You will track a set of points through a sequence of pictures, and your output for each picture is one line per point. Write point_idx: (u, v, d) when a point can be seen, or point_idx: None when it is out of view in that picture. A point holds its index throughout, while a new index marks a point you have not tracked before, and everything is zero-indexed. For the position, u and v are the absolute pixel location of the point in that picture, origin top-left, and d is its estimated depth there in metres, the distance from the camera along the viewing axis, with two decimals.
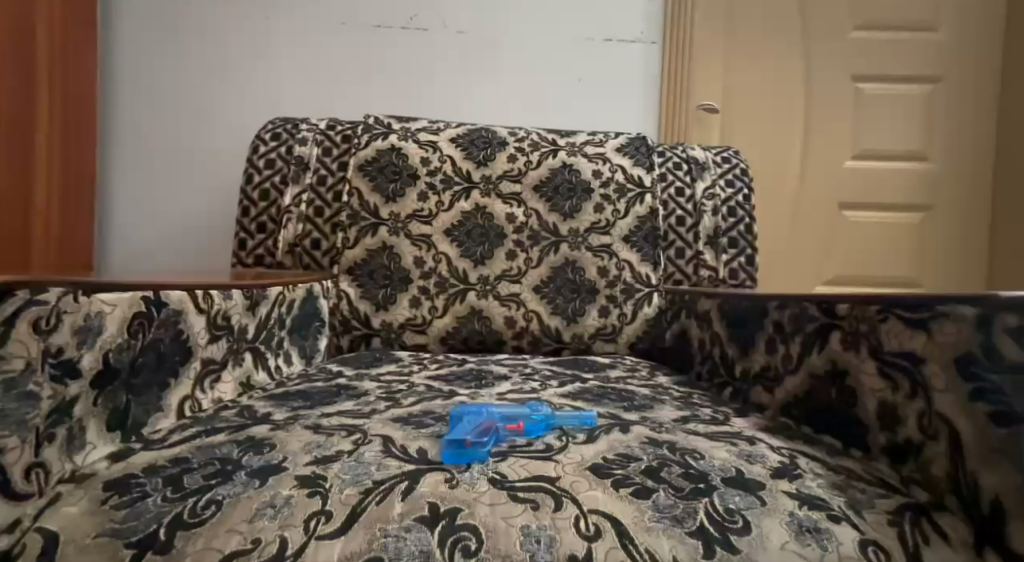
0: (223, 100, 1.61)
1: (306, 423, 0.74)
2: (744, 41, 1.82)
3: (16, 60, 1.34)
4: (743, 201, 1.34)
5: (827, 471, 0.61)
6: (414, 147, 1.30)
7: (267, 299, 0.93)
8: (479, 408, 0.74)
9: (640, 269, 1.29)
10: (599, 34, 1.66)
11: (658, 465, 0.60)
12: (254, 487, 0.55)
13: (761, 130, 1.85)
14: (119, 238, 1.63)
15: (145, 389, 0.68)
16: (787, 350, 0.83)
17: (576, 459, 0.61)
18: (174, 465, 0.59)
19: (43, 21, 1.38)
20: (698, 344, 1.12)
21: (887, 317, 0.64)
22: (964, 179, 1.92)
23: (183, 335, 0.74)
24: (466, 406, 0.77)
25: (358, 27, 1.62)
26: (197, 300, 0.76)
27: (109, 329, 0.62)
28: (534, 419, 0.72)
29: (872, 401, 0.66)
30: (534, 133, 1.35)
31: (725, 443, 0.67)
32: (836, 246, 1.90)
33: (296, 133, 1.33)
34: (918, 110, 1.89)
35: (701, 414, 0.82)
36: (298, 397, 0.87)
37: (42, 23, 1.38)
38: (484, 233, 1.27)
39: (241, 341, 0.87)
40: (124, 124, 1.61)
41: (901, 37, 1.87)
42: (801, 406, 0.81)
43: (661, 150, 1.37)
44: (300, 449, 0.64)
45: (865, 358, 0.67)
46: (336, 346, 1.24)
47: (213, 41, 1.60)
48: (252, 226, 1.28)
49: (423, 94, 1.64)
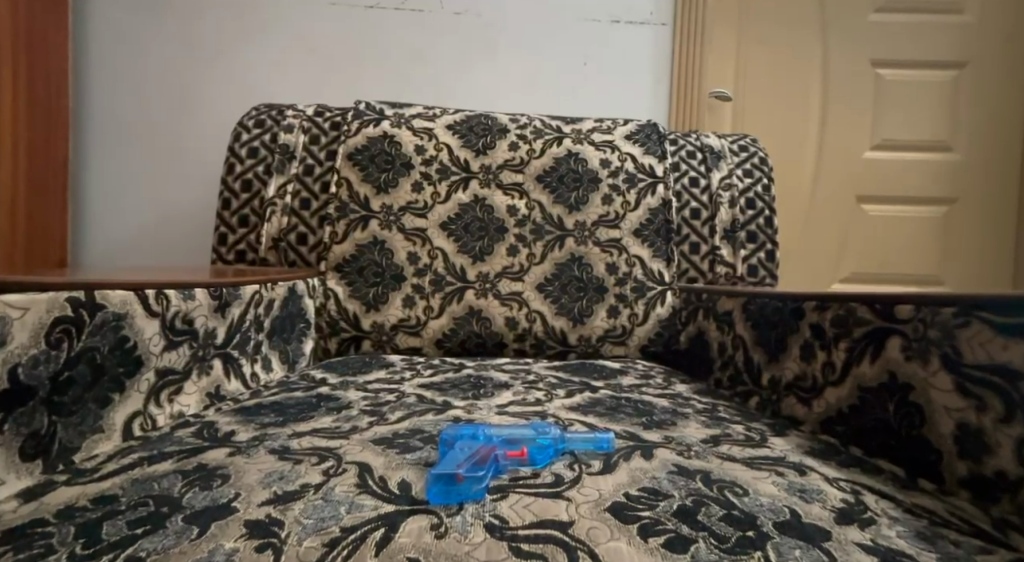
0: (204, 86, 1.50)
1: (273, 445, 0.63)
2: (760, 23, 1.70)
3: None
4: (763, 192, 1.23)
5: (905, 517, 0.53)
6: (407, 134, 1.19)
7: (240, 299, 0.81)
8: (473, 428, 0.63)
9: (652, 266, 1.18)
10: (608, 15, 1.55)
11: (693, 504, 0.52)
12: (188, 539, 0.45)
13: (777, 117, 1.74)
14: (95, 234, 1.51)
15: (77, 410, 0.57)
16: (829, 358, 0.73)
17: (593, 498, 0.52)
18: (96, 507, 0.49)
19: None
20: (717, 348, 1.01)
21: (968, 321, 0.56)
22: (990, 170, 1.79)
23: (129, 344, 0.63)
24: (458, 426, 0.66)
25: (347, 7, 1.50)
26: (148, 302, 0.65)
27: (18, 338, 0.52)
28: (544, 446, 0.61)
29: (947, 421, 0.58)
30: (537, 119, 1.23)
31: (769, 472, 0.59)
32: (855, 240, 1.79)
33: (282, 120, 1.22)
34: (942, 97, 1.77)
35: (733, 432, 0.71)
36: (272, 411, 0.75)
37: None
38: (484, 226, 1.16)
39: (208, 347, 0.76)
40: (101, 110, 1.50)
41: (927, 18, 1.74)
42: (847, 423, 0.70)
43: (673, 137, 1.26)
44: (258, 481, 0.53)
45: (936, 371, 0.59)
46: (322, 350, 1.13)
47: (195, 21, 1.49)
48: (233, 220, 1.17)
49: (417, 79, 1.53)
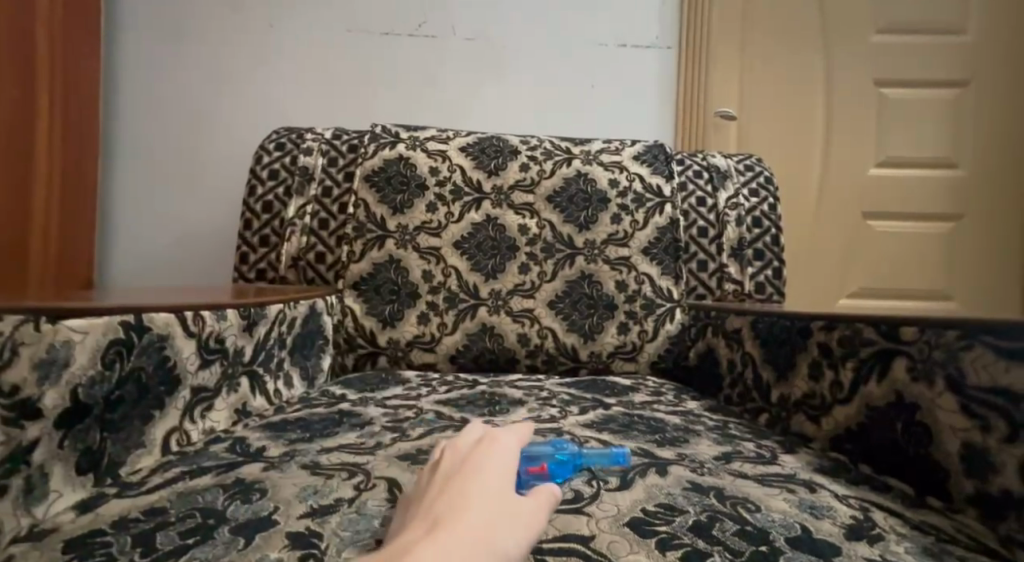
0: (227, 110, 1.54)
1: (304, 460, 0.66)
2: (764, 44, 1.74)
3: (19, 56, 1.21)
4: (768, 211, 1.26)
5: (912, 533, 0.56)
6: (422, 156, 1.23)
7: (266, 318, 0.85)
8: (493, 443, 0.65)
9: (660, 283, 1.21)
10: (614, 39, 1.59)
11: (708, 520, 0.55)
12: (237, 549, 0.48)
13: (781, 135, 1.77)
14: (119, 252, 1.55)
15: (124, 426, 0.61)
16: (837, 378, 0.75)
17: (612, 513, 0.55)
18: (148, 519, 0.52)
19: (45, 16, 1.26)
20: (726, 365, 1.03)
21: (971, 344, 0.59)
22: (994, 188, 1.82)
23: (170, 363, 0.66)
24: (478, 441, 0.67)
25: (364, 34, 1.55)
26: (187, 323, 0.68)
27: (79, 360, 0.55)
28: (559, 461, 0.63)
29: (953, 440, 0.60)
30: (547, 141, 1.27)
31: (780, 490, 0.62)
32: (861, 257, 1.81)
33: (301, 143, 1.25)
34: (945, 116, 1.79)
35: (744, 449, 0.74)
36: (298, 427, 0.78)
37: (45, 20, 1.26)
38: (496, 245, 1.19)
39: (237, 365, 0.79)
40: (126, 132, 1.54)
41: (928, 40, 1.78)
42: (856, 441, 0.73)
43: (680, 157, 1.29)
44: (294, 496, 0.56)
45: (941, 392, 0.62)
46: (340, 366, 1.16)
47: (220, 46, 1.54)
48: (254, 240, 1.20)
49: (429, 102, 1.57)
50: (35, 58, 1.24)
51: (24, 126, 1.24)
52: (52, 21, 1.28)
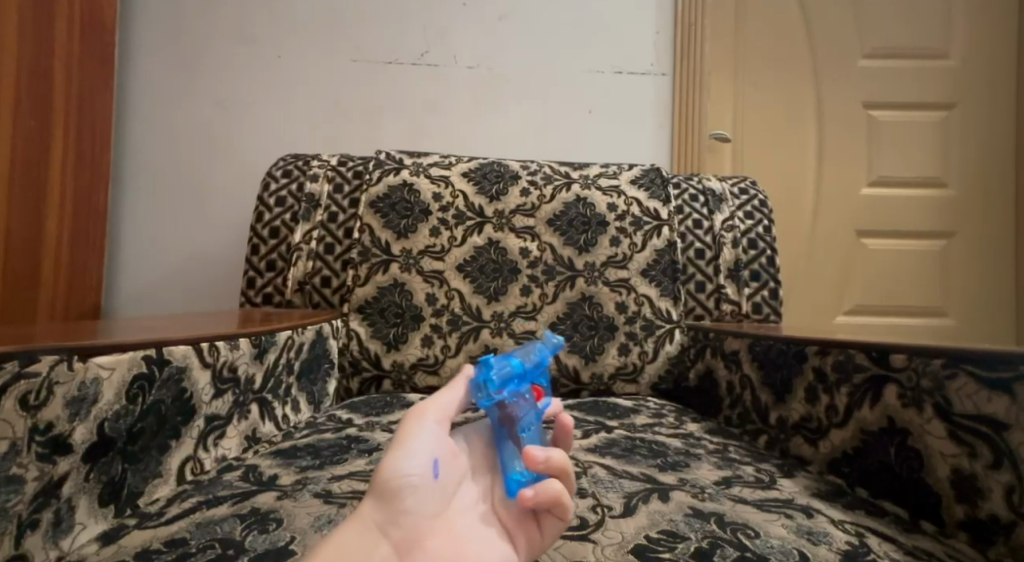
0: (233, 136, 1.57)
1: (316, 489, 0.69)
2: (759, 68, 1.78)
3: (33, 87, 1.24)
4: (764, 233, 1.28)
5: (903, 556, 0.59)
6: (426, 183, 1.25)
7: (276, 344, 0.86)
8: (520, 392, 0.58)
9: (659, 304, 1.23)
10: (610, 66, 1.62)
11: (709, 546, 0.59)
12: None
13: (777, 156, 1.79)
14: (129, 278, 1.57)
15: (144, 457, 0.64)
16: (832, 401, 0.78)
17: (617, 540, 0.60)
18: (170, 550, 0.57)
19: (61, 49, 1.29)
20: (726, 386, 1.05)
21: (955, 372, 0.63)
22: (988, 205, 1.84)
23: (186, 394, 0.69)
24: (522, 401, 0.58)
25: (368, 63, 1.59)
26: (203, 353, 0.70)
27: (105, 396, 0.59)
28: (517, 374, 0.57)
29: (943, 466, 0.64)
30: (546, 166, 1.29)
31: (778, 515, 0.65)
32: (858, 274, 1.83)
33: (308, 170, 1.28)
34: (936, 137, 1.83)
35: (744, 473, 0.76)
36: (308, 453, 0.80)
37: (61, 50, 1.29)
38: (497, 268, 1.22)
39: (248, 393, 0.80)
40: (134, 162, 1.57)
41: (916, 64, 1.82)
42: (852, 464, 0.74)
43: (676, 181, 1.31)
44: (310, 525, 0.62)
45: (929, 419, 0.65)
46: (345, 390, 1.18)
47: (228, 74, 1.57)
48: (261, 264, 1.22)
49: (428, 128, 1.60)
50: (52, 91, 1.28)
51: (39, 153, 1.26)
52: (69, 55, 1.32)
